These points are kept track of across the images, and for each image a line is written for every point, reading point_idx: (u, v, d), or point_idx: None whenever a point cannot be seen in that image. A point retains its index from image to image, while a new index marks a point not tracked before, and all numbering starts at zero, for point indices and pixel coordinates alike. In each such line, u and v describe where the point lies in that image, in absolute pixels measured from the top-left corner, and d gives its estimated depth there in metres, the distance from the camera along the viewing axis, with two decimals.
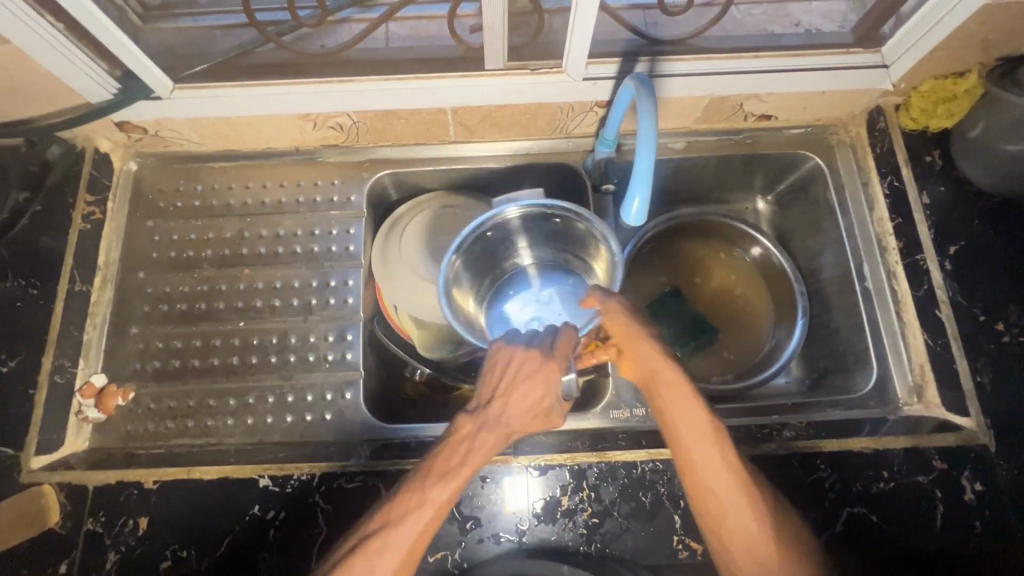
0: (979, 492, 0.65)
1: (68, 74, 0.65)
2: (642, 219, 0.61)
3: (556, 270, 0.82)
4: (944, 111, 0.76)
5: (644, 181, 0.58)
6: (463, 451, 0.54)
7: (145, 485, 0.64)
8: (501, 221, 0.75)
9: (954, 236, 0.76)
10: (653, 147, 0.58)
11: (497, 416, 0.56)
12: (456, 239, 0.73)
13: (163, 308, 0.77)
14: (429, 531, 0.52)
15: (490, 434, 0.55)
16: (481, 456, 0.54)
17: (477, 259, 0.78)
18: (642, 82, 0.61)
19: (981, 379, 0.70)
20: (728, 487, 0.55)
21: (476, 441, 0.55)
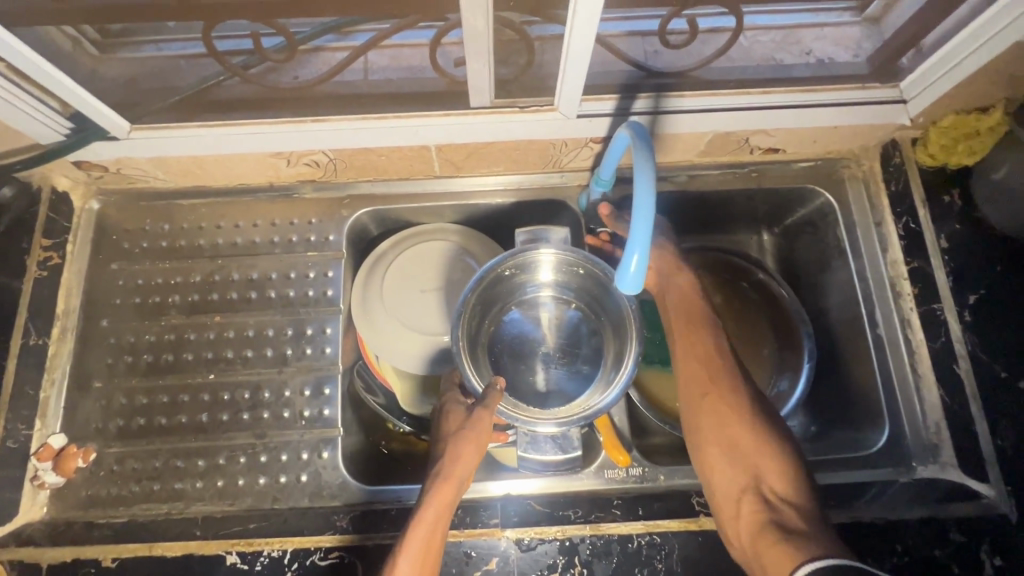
0: (999, 567, 0.61)
1: (11, 117, 0.59)
2: (638, 286, 0.55)
3: (578, 323, 0.72)
4: (964, 148, 0.71)
5: (642, 242, 0.52)
6: (420, 529, 0.53)
7: (104, 563, 0.60)
8: (524, 261, 0.67)
9: (974, 284, 0.71)
10: (652, 209, 0.52)
11: (441, 478, 0.56)
12: (472, 277, 0.65)
13: (127, 359, 0.72)
14: None
15: (439, 498, 0.55)
16: (439, 521, 0.54)
17: (493, 295, 0.69)
18: (639, 134, 0.55)
19: (1001, 442, 0.66)
20: (724, 414, 0.59)
21: (433, 501, 0.54)
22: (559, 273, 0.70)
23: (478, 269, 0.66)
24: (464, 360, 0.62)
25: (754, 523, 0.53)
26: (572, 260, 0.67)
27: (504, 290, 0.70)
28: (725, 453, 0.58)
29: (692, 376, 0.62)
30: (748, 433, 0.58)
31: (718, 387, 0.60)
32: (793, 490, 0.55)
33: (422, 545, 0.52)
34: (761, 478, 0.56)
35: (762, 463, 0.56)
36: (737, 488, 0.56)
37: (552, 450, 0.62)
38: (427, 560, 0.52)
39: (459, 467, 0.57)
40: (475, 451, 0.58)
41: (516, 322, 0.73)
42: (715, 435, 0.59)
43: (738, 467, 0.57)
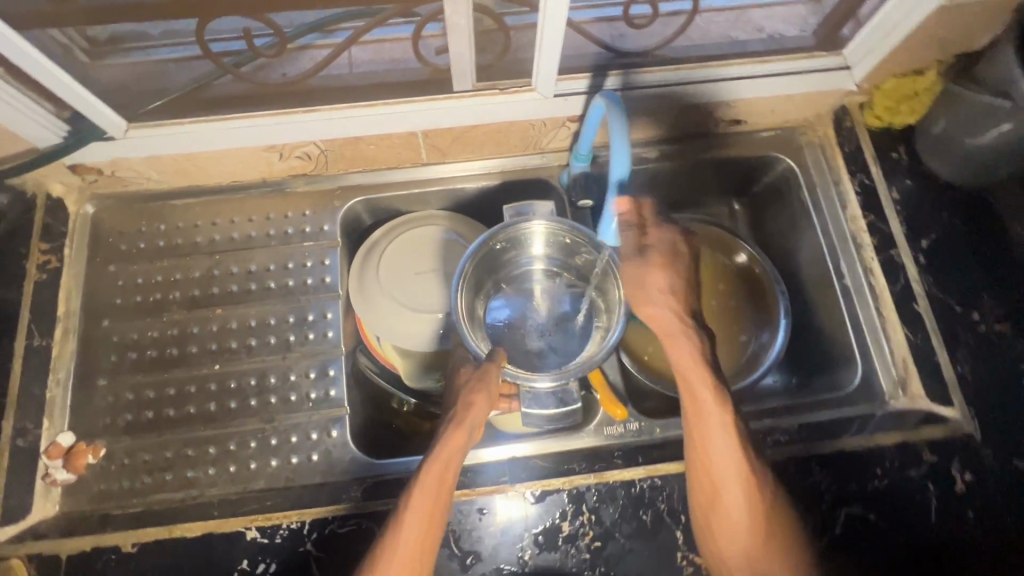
0: (968, 482, 0.66)
1: (10, 120, 0.61)
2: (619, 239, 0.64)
3: (569, 291, 0.76)
4: (907, 108, 0.78)
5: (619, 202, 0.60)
6: (437, 466, 0.58)
7: (124, 549, 0.61)
8: (514, 233, 0.70)
9: (925, 230, 0.78)
10: (625, 164, 0.58)
11: (455, 423, 0.62)
12: (466, 252, 0.68)
13: (130, 356, 0.73)
14: (432, 534, 0.56)
15: (454, 440, 0.60)
16: (451, 462, 0.59)
17: (486, 267, 0.72)
18: (609, 99, 0.61)
19: (962, 369, 0.72)
20: (737, 495, 0.57)
21: (444, 445, 0.60)
22: (548, 244, 0.73)
23: (471, 244, 0.69)
24: (465, 329, 0.66)
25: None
26: (560, 230, 0.70)
27: (496, 262, 0.73)
28: (734, 529, 0.57)
29: (704, 453, 0.58)
30: (758, 510, 0.57)
31: (731, 469, 0.57)
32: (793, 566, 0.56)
33: (436, 478, 0.57)
34: (766, 548, 0.56)
35: (767, 536, 0.57)
36: (739, 550, 0.57)
37: (553, 405, 0.64)
38: (441, 492, 0.57)
39: (472, 415, 0.62)
40: (486, 403, 0.63)
41: (510, 292, 0.76)
42: (723, 510, 0.57)
43: (746, 538, 0.56)
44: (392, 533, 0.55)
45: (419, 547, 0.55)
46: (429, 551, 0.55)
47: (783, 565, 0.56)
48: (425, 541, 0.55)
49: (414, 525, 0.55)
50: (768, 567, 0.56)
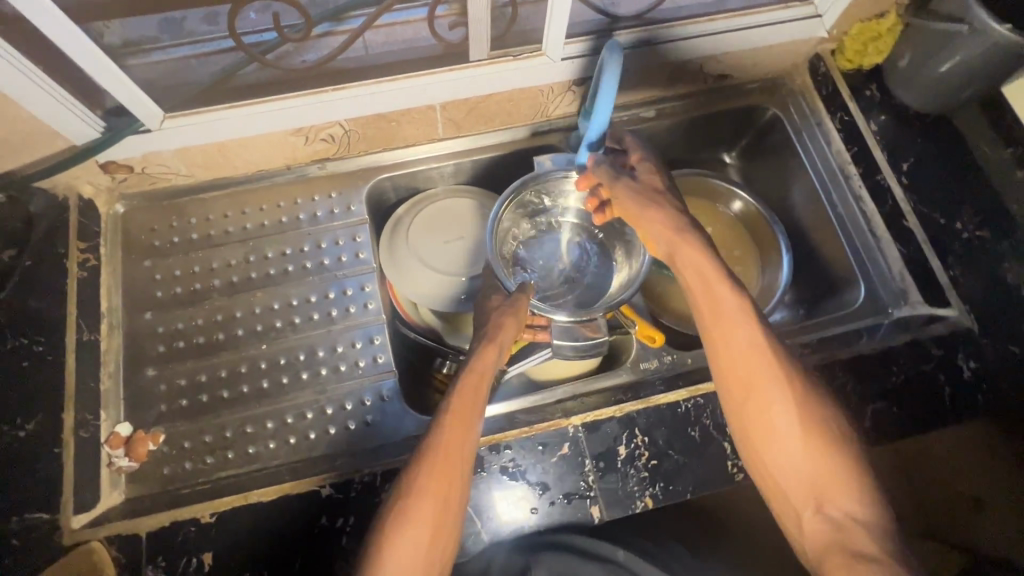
0: (973, 369, 0.74)
1: (53, 116, 0.63)
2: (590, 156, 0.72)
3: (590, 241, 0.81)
4: (873, 50, 0.86)
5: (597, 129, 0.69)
6: (472, 375, 0.64)
7: (202, 520, 0.62)
8: (545, 182, 0.75)
9: (904, 156, 0.86)
10: (611, 108, 0.66)
11: (487, 341, 0.67)
12: (500, 197, 0.73)
13: (178, 344, 0.74)
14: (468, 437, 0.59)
15: (486, 356, 0.66)
16: (483, 375, 0.64)
17: (515, 213, 0.77)
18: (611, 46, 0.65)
19: (953, 273, 0.79)
20: (776, 409, 0.56)
21: (478, 360, 0.66)
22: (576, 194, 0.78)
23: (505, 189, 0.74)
24: (496, 266, 0.71)
25: (809, 506, 0.54)
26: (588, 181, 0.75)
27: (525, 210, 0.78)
28: (780, 450, 0.56)
29: (740, 370, 0.58)
30: (805, 427, 0.56)
31: (767, 384, 0.57)
32: (855, 480, 0.53)
33: (471, 384, 0.63)
34: (822, 467, 0.54)
35: (820, 454, 0.54)
36: (790, 473, 0.55)
37: (582, 336, 0.70)
38: (476, 396, 0.62)
39: (502, 334, 0.67)
40: (515, 324, 0.69)
41: (535, 240, 0.81)
42: (766, 429, 0.57)
43: (797, 456, 0.55)
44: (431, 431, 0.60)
45: (458, 442, 0.58)
46: (468, 448, 0.59)
47: (842, 481, 0.53)
48: (463, 437, 0.59)
49: (451, 422, 0.59)
50: (824, 486, 0.54)
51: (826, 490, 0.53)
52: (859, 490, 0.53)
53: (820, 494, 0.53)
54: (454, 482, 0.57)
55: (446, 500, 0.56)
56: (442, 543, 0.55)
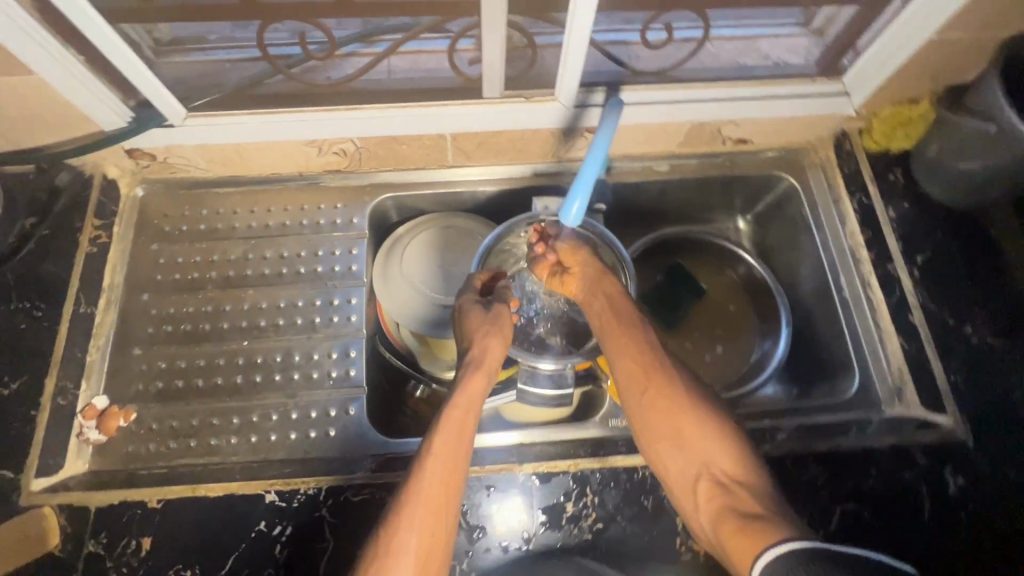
0: (960, 485, 0.69)
1: (86, 104, 0.68)
2: (579, 218, 0.68)
3: None
4: (903, 134, 0.84)
5: (585, 187, 0.65)
6: (457, 407, 0.64)
7: (148, 504, 0.64)
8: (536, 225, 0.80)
9: (920, 247, 0.82)
10: (604, 155, 0.64)
11: (474, 367, 0.68)
12: (492, 233, 0.78)
13: (166, 329, 0.78)
14: (455, 474, 0.59)
15: (473, 385, 0.66)
16: (473, 403, 0.65)
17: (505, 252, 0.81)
18: (613, 105, 0.67)
19: (955, 379, 0.75)
20: (676, 415, 0.64)
21: (466, 390, 0.65)
22: None
23: (497, 227, 0.78)
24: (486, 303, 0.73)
25: (714, 503, 0.60)
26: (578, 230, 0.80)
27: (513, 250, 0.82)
28: (680, 443, 0.63)
29: (640, 383, 0.66)
30: (701, 428, 0.63)
31: (664, 394, 0.65)
32: (747, 470, 0.61)
33: (460, 417, 0.63)
34: (718, 462, 0.62)
35: (715, 451, 0.62)
36: (695, 473, 0.62)
37: (549, 383, 0.70)
38: (465, 428, 0.62)
39: (489, 360, 0.68)
40: (500, 342, 0.70)
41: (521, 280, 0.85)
42: (672, 439, 0.63)
43: (698, 456, 0.62)
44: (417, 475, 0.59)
45: (446, 485, 0.58)
46: (456, 486, 0.59)
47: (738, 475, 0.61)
48: (452, 477, 0.59)
49: (440, 461, 0.59)
50: (724, 473, 0.61)
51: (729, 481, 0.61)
52: (751, 476, 0.61)
53: (716, 479, 0.61)
54: (444, 525, 0.57)
55: (433, 552, 0.56)
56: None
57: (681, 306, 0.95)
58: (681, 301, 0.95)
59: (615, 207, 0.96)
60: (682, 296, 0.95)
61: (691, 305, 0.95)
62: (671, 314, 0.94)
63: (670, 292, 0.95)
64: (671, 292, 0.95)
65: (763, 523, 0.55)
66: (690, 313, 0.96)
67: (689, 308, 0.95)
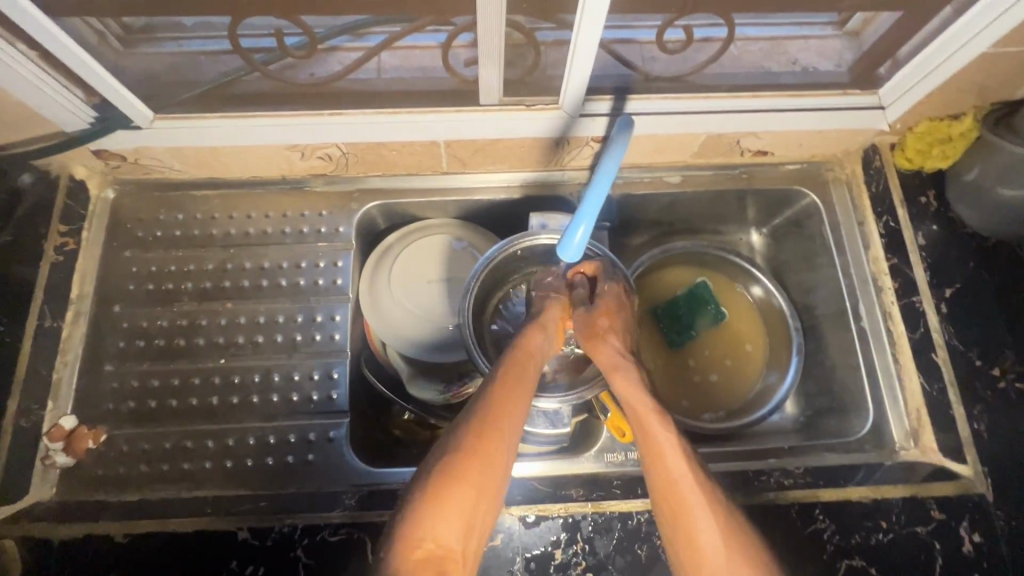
0: (976, 543, 0.64)
1: (41, 104, 0.62)
2: (586, 233, 0.60)
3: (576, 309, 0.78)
4: (939, 153, 0.76)
5: (597, 196, 0.58)
6: (519, 356, 0.63)
7: (115, 539, 0.61)
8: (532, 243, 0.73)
9: (949, 279, 0.76)
10: (609, 186, 0.58)
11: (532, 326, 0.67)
12: (483, 256, 0.71)
13: (139, 343, 0.74)
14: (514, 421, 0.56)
15: (530, 340, 0.65)
16: (530, 357, 0.63)
17: (497, 272, 0.75)
18: (621, 125, 0.59)
19: (978, 426, 0.69)
20: (731, 560, 0.50)
21: (525, 343, 0.64)
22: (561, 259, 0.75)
23: (490, 248, 0.71)
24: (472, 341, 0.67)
25: None
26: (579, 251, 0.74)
27: (507, 268, 0.75)
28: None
29: (684, 513, 0.53)
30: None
31: (714, 529, 0.52)
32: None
33: (524, 360, 0.62)
34: None
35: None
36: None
37: (543, 425, 0.69)
38: (527, 371, 0.61)
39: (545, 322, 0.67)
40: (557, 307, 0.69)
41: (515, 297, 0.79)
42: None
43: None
44: (481, 404, 0.57)
45: (510, 414, 0.56)
46: (513, 433, 0.56)
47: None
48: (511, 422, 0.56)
49: (505, 391, 0.58)
50: None
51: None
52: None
53: None
54: (504, 461, 0.54)
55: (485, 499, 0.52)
56: (477, 540, 0.51)
57: (694, 326, 0.89)
58: (693, 321, 0.89)
59: (621, 218, 0.90)
60: (697, 316, 0.90)
61: (705, 327, 0.90)
62: (682, 334, 0.89)
63: (684, 310, 0.89)
64: (690, 309, 0.89)
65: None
66: (702, 334, 0.90)
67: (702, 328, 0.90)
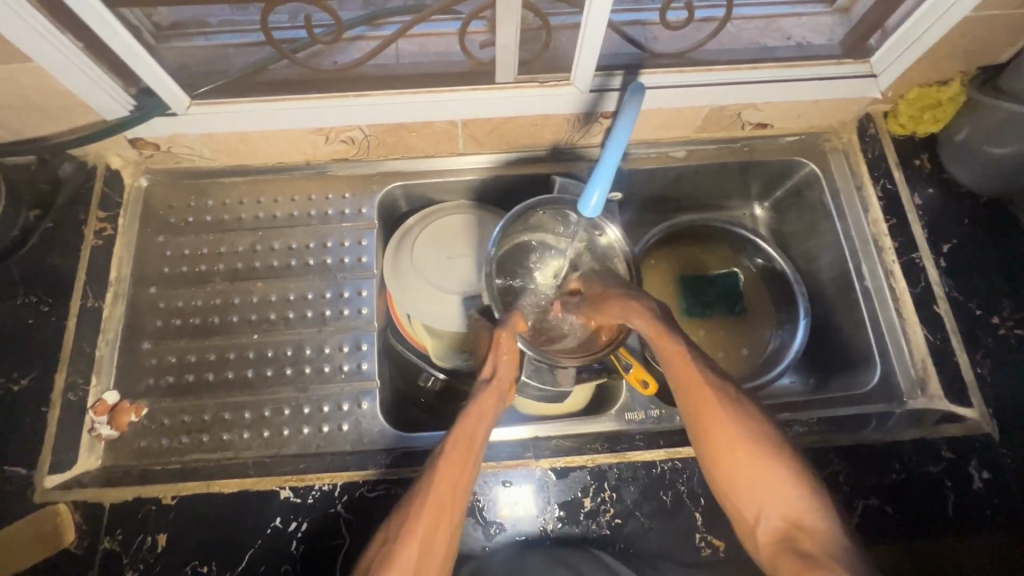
0: (986, 480, 0.67)
1: (86, 91, 0.66)
2: (597, 199, 0.63)
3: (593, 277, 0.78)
4: (930, 117, 0.80)
5: (613, 154, 0.61)
6: (466, 428, 0.57)
7: (163, 501, 0.64)
8: (549, 206, 0.72)
9: (946, 235, 0.80)
10: (622, 150, 0.61)
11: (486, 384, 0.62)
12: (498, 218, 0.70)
13: (175, 322, 0.77)
14: (452, 493, 0.53)
15: (482, 403, 0.60)
16: (482, 421, 0.58)
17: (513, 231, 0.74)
18: (635, 89, 0.62)
19: (981, 371, 0.73)
20: (743, 461, 0.54)
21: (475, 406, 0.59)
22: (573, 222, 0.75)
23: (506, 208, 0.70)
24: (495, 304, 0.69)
25: (775, 546, 0.50)
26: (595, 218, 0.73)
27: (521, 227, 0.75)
28: (741, 470, 0.53)
29: (704, 425, 0.56)
30: (774, 473, 0.53)
31: (731, 441, 0.54)
32: (818, 517, 0.50)
33: (464, 435, 0.56)
34: (780, 504, 0.51)
35: (780, 494, 0.52)
36: (753, 519, 0.52)
37: (551, 381, 0.70)
38: (471, 450, 0.56)
39: (498, 378, 0.62)
40: (506, 356, 0.64)
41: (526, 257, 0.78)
42: (740, 486, 0.53)
43: (764, 505, 0.52)
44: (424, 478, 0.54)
45: (448, 512, 0.52)
46: (455, 508, 0.53)
47: (812, 526, 0.50)
48: (451, 498, 0.52)
49: (439, 488, 0.52)
50: (787, 509, 0.51)
51: (795, 527, 0.50)
52: (823, 524, 0.50)
53: (779, 522, 0.51)
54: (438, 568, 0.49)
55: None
56: None
57: (711, 305, 0.94)
58: (712, 304, 0.94)
59: (629, 194, 0.94)
60: (716, 297, 0.94)
61: (721, 308, 0.94)
62: (699, 311, 0.93)
63: (707, 291, 0.94)
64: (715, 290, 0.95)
65: (830, 571, 0.46)
66: (717, 313, 0.94)
67: (718, 308, 0.94)
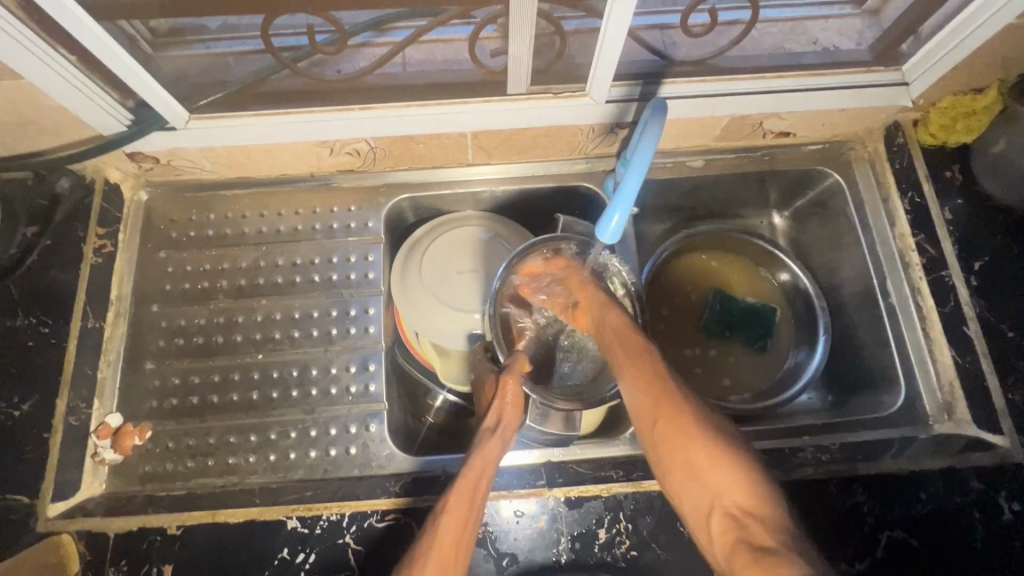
0: (1017, 512, 0.65)
1: (81, 107, 0.64)
2: (614, 229, 0.61)
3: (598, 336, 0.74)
4: (963, 127, 0.76)
5: (635, 179, 0.58)
6: (469, 476, 0.57)
7: (168, 531, 0.62)
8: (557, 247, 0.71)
9: (978, 252, 0.76)
10: (645, 172, 0.59)
11: (491, 430, 0.61)
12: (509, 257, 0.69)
13: (178, 342, 0.75)
14: (466, 542, 0.54)
15: (487, 451, 0.59)
16: (486, 468, 0.58)
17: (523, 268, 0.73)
18: (656, 107, 0.60)
19: (1013, 397, 0.70)
20: (692, 454, 0.53)
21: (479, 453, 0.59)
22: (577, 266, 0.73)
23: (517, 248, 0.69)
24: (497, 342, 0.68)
25: (726, 539, 0.49)
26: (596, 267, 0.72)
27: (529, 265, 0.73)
28: (691, 461, 0.53)
29: (658, 421, 0.56)
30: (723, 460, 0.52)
31: (682, 433, 0.54)
32: (767, 509, 0.50)
33: (468, 486, 0.56)
34: (731, 496, 0.51)
35: (730, 485, 0.51)
36: (707, 507, 0.51)
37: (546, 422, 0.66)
38: (473, 502, 0.55)
39: (504, 421, 0.62)
40: (507, 398, 0.63)
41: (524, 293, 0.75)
42: (697, 480, 0.52)
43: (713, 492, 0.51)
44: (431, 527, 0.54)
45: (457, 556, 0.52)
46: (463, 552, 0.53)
47: (761, 517, 0.49)
48: (458, 542, 0.53)
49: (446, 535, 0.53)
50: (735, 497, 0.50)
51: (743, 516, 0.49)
52: (769, 514, 0.49)
53: (729, 514, 0.50)
54: None
55: None
56: None
57: (734, 329, 0.89)
58: (737, 325, 0.89)
59: (644, 203, 0.90)
60: (744, 322, 0.89)
61: (746, 332, 0.89)
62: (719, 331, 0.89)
63: (735, 316, 0.89)
64: (741, 315, 0.89)
65: (775, 557, 0.45)
66: (739, 337, 0.89)
67: (741, 332, 0.89)
